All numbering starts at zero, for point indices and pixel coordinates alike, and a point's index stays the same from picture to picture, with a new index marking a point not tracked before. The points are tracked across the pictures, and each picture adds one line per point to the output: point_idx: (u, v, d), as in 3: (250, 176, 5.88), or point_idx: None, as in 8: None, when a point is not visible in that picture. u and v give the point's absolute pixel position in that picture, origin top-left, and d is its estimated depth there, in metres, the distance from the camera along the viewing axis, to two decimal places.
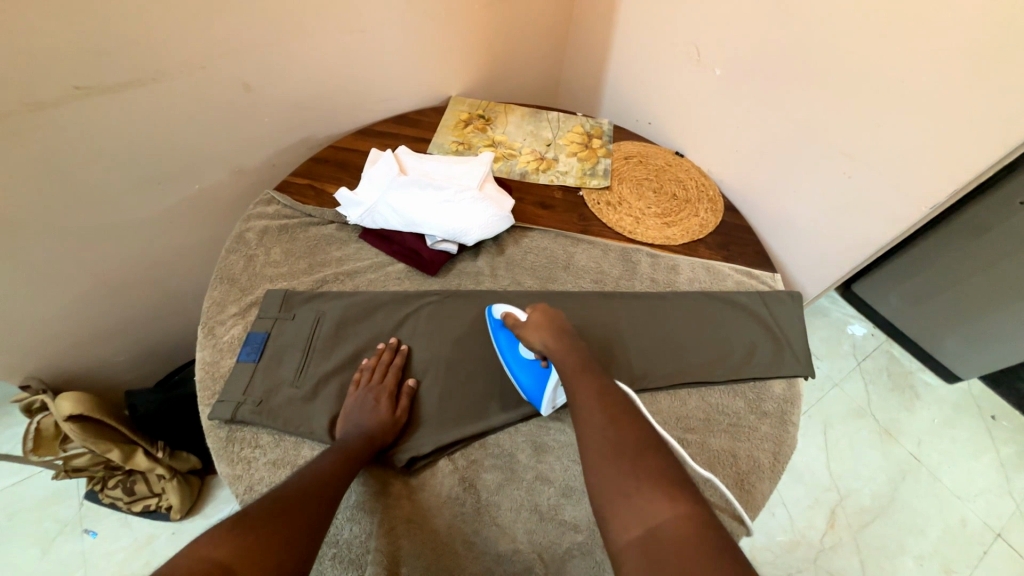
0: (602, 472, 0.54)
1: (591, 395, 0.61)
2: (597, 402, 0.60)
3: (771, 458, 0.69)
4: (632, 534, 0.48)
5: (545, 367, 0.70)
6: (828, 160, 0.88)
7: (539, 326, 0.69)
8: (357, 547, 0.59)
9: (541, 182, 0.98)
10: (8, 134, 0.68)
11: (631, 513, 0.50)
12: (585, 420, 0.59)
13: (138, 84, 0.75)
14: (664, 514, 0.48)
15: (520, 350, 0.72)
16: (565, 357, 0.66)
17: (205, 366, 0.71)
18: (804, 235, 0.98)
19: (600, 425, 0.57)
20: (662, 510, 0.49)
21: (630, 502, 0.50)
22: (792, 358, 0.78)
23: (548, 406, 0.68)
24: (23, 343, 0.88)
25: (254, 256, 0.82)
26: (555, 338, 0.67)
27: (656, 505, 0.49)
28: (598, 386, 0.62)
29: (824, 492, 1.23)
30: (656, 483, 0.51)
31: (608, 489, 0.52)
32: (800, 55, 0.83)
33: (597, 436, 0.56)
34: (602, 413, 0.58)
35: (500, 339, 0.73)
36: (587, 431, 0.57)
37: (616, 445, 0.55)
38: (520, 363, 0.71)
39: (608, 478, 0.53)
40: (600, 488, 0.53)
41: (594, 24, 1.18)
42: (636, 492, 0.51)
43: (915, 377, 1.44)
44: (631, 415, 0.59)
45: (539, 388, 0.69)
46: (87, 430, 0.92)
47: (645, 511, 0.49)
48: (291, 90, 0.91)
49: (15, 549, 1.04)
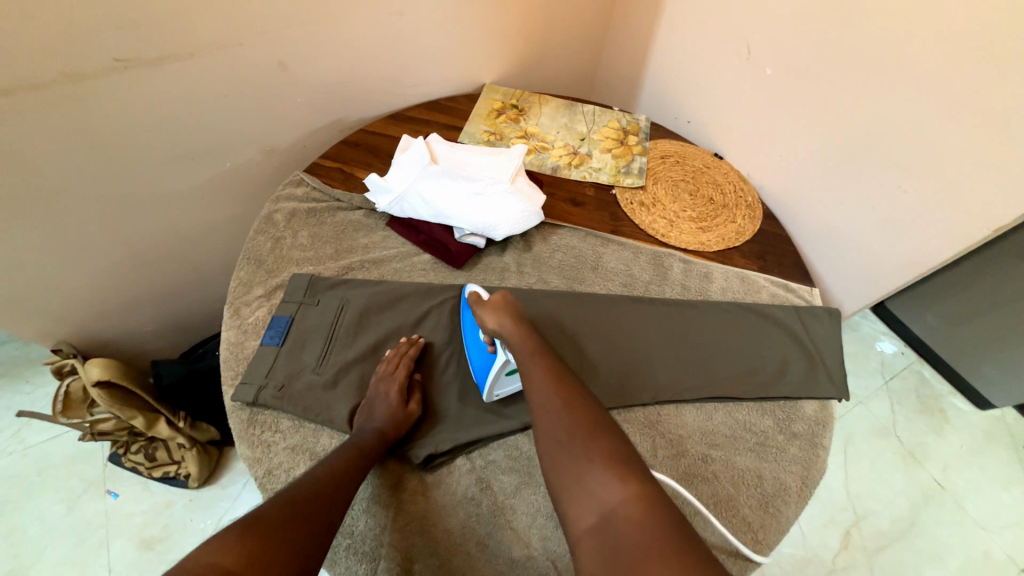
0: (556, 459, 0.53)
1: (544, 378, 0.58)
2: (550, 384, 0.57)
3: (798, 482, 0.67)
4: (588, 522, 0.48)
5: (491, 353, 0.67)
6: (884, 175, 0.82)
7: (497, 308, 0.67)
8: (371, 540, 0.59)
9: (573, 177, 0.95)
10: (50, 104, 0.69)
11: (584, 500, 0.49)
12: (539, 406, 0.56)
13: (176, 58, 0.75)
14: (617, 497, 0.48)
15: (477, 331, 0.70)
16: (520, 340, 0.63)
17: (230, 346, 0.71)
18: (848, 250, 0.93)
19: (552, 409, 0.55)
20: (614, 494, 0.48)
21: (584, 488, 0.50)
22: (827, 379, 0.75)
23: (488, 394, 0.67)
24: (57, 309, 0.90)
25: (281, 238, 0.82)
26: (513, 321, 0.65)
27: (609, 488, 0.49)
28: (550, 365, 0.60)
29: (841, 511, 1.20)
30: (607, 465, 0.50)
31: (562, 475, 0.52)
32: (861, 58, 0.78)
33: (551, 421, 0.55)
34: (553, 395, 0.56)
35: (466, 318, 0.73)
36: (540, 418, 0.56)
37: (569, 428, 0.53)
38: (474, 343, 0.70)
39: (562, 464, 0.52)
40: (556, 477, 0.52)
41: (637, 13, 1.13)
42: (589, 474, 0.50)
43: (945, 401, 1.37)
44: (582, 396, 0.57)
45: (484, 372, 0.67)
46: (113, 396, 0.94)
47: (598, 496, 0.49)
48: (325, 71, 0.90)
49: (43, 504, 1.08)
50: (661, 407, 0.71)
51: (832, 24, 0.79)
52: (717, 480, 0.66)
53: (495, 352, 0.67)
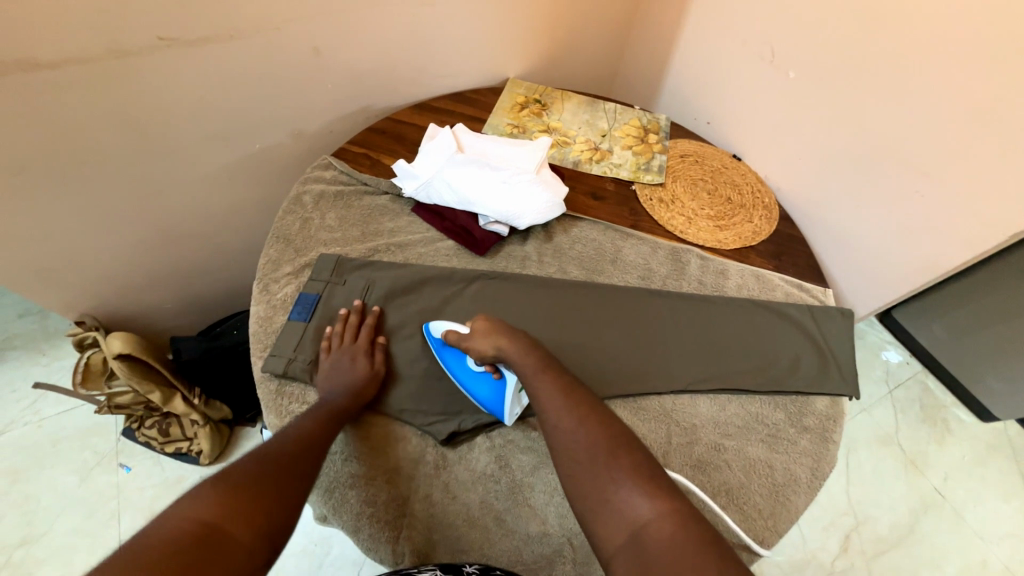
0: (579, 480, 0.52)
1: (555, 395, 0.58)
2: (563, 399, 0.58)
3: (808, 473, 0.68)
4: (619, 540, 0.47)
5: (498, 379, 0.67)
6: (902, 179, 0.84)
7: (486, 333, 0.66)
8: (393, 509, 0.62)
9: (594, 172, 0.97)
10: (91, 79, 0.71)
11: (613, 518, 0.49)
12: (555, 424, 0.56)
13: (216, 40, 0.76)
14: (646, 513, 0.48)
15: (469, 368, 0.68)
16: (519, 356, 0.63)
17: (259, 320, 0.73)
18: (863, 254, 0.95)
19: (570, 428, 0.55)
20: (643, 510, 0.48)
21: (610, 506, 0.49)
22: (838, 376, 0.76)
23: (509, 416, 0.66)
24: (84, 280, 0.92)
25: (309, 219, 0.84)
26: (508, 339, 0.64)
27: (638, 505, 0.48)
28: (559, 381, 0.60)
29: (841, 516, 1.21)
30: (632, 480, 0.50)
31: (586, 495, 0.51)
32: (886, 65, 0.79)
33: (570, 441, 0.55)
34: (569, 413, 0.56)
35: (448, 360, 0.69)
36: (559, 437, 0.55)
37: (589, 446, 0.54)
38: (472, 378, 0.68)
39: (587, 483, 0.52)
40: (581, 497, 0.51)
41: (662, 14, 1.15)
42: (614, 490, 0.50)
43: (947, 412, 1.38)
44: (599, 411, 0.57)
45: (499, 399, 0.67)
46: (133, 369, 0.97)
47: (627, 513, 0.48)
48: (356, 59, 0.92)
49: (56, 474, 1.10)
50: (675, 396, 0.73)
51: (858, 31, 0.81)
52: (728, 468, 0.67)
53: (503, 376, 0.67)
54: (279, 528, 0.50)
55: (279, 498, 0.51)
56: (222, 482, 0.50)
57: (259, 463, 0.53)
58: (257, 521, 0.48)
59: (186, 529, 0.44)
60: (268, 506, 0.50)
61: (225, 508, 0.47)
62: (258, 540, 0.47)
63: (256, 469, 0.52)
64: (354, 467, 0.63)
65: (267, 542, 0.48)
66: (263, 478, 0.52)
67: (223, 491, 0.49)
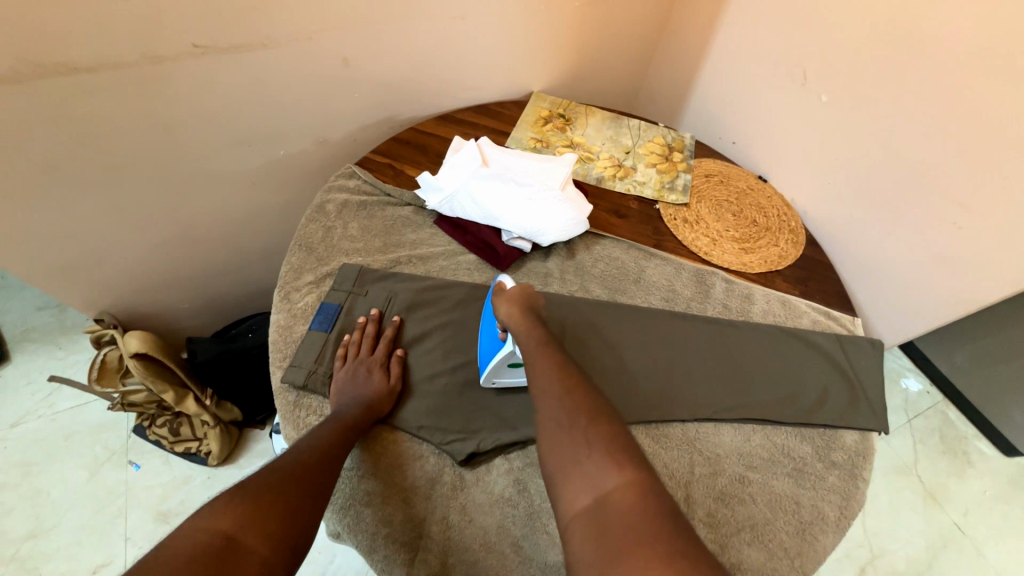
0: (552, 443, 0.52)
1: (546, 364, 0.59)
2: (552, 370, 0.58)
3: (836, 511, 0.66)
4: (581, 504, 0.48)
5: (500, 340, 0.68)
6: (938, 208, 0.82)
7: (513, 299, 0.69)
8: (409, 530, 0.60)
9: (617, 189, 0.96)
10: (126, 82, 0.71)
11: (579, 483, 0.49)
12: (542, 389, 0.56)
13: (248, 48, 0.77)
14: (612, 482, 0.47)
15: (494, 319, 0.72)
16: (528, 332, 0.64)
17: (279, 329, 0.73)
18: (892, 282, 0.93)
19: (555, 394, 0.55)
20: (609, 479, 0.48)
21: (579, 471, 0.49)
22: (868, 410, 0.74)
23: (486, 378, 0.69)
24: (104, 278, 0.93)
25: (332, 228, 0.83)
26: (518, 311, 0.66)
27: (605, 474, 0.48)
28: (552, 354, 0.61)
29: (857, 547, 1.17)
30: (603, 449, 0.50)
31: (557, 458, 0.51)
32: (926, 89, 0.77)
33: (553, 406, 0.54)
34: (558, 381, 0.57)
35: (487, 308, 0.74)
36: (543, 403, 0.55)
37: (570, 412, 0.53)
38: (490, 327, 0.71)
39: (560, 448, 0.52)
40: (551, 459, 0.51)
41: (690, 33, 1.14)
42: (585, 458, 0.50)
43: (969, 444, 1.33)
44: (586, 384, 0.57)
45: (488, 354, 0.69)
46: (148, 368, 0.97)
47: (594, 480, 0.48)
48: (384, 69, 0.92)
49: (67, 468, 1.10)
50: (698, 425, 0.71)
51: (895, 56, 0.79)
52: (753, 502, 0.65)
53: (505, 340, 0.68)
54: (298, 541, 0.49)
55: (299, 510, 0.51)
56: (239, 494, 0.49)
57: (276, 475, 0.52)
58: (276, 531, 0.48)
59: (205, 541, 0.44)
60: (293, 524, 0.49)
61: (242, 519, 0.47)
62: (277, 551, 0.47)
63: (276, 483, 0.51)
64: (369, 484, 0.62)
65: (287, 554, 0.47)
66: (286, 488, 0.51)
67: (242, 502, 0.48)
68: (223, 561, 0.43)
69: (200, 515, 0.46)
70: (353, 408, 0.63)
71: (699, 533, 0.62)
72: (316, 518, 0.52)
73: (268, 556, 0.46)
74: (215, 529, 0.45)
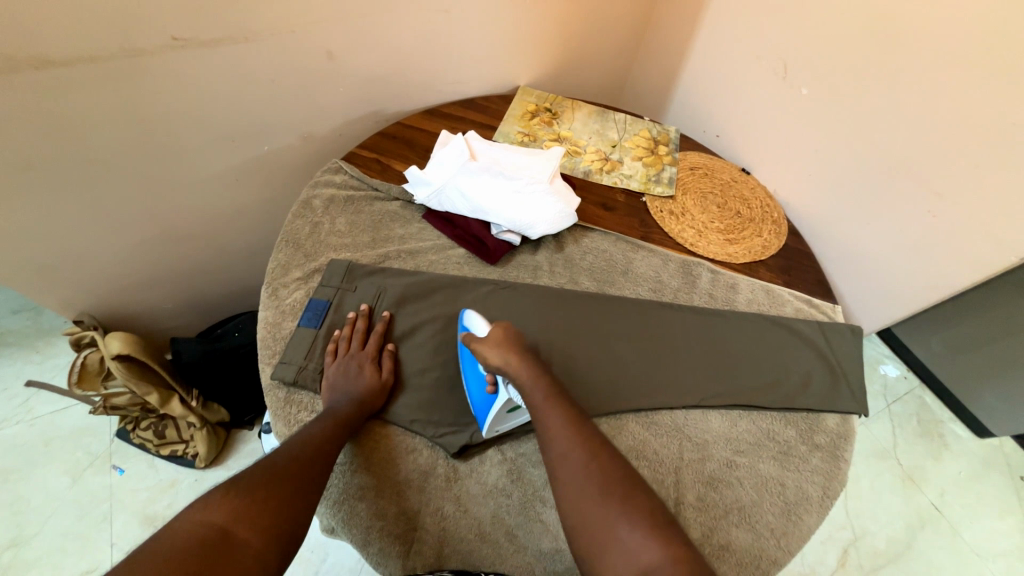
0: (582, 513, 0.54)
1: (562, 424, 0.60)
2: (573, 435, 0.59)
3: (820, 491, 0.68)
4: None
5: (491, 393, 0.66)
6: (913, 199, 0.85)
7: (497, 342, 0.65)
8: (404, 523, 0.61)
9: (605, 182, 0.97)
10: (105, 76, 0.70)
11: (621, 560, 0.50)
12: (562, 457, 0.58)
13: (231, 41, 0.75)
14: (654, 558, 0.50)
15: (474, 368, 0.68)
16: (532, 382, 0.63)
17: (267, 325, 0.72)
18: (871, 271, 0.96)
19: (579, 461, 0.57)
20: (653, 554, 0.50)
21: (617, 546, 0.51)
22: (848, 394, 0.77)
23: (489, 430, 0.65)
24: (83, 279, 0.90)
25: (319, 223, 0.83)
26: (518, 360, 0.64)
27: (647, 547, 0.50)
28: (567, 413, 0.61)
29: (840, 530, 1.20)
30: (641, 522, 0.52)
31: (594, 533, 0.52)
32: (903, 80, 0.79)
33: (580, 476, 0.56)
34: (581, 447, 0.58)
35: (462, 354, 0.70)
36: (566, 473, 0.57)
37: (599, 482, 0.55)
38: (473, 378, 0.68)
39: (591, 520, 0.53)
40: (586, 534, 0.53)
41: (674, 27, 1.16)
42: (624, 530, 0.52)
43: (944, 427, 1.38)
44: (606, 447, 0.59)
45: (483, 409, 0.66)
46: (131, 370, 0.94)
47: (635, 556, 0.50)
48: (369, 63, 0.91)
49: (47, 474, 1.07)
50: (687, 412, 0.72)
51: (873, 51, 0.81)
52: (740, 485, 0.67)
53: (496, 393, 0.65)
54: (292, 535, 0.49)
55: (294, 504, 0.51)
56: (236, 488, 0.49)
57: (269, 471, 0.52)
58: (271, 527, 0.48)
59: (202, 536, 0.44)
60: (289, 514, 0.50)
61: (238, 514, 0.47)
62: (272, 544, 0.47)
63: (270, 476, 0.51)
64: (362, 478, 0.62)
65: (283, 547, 0.48)
66: (280, 484, 0.51)
67: (237, 497, 0.48)
68: (218, 556, 0.44)
69: (195, 509, 0.47)
70: (345, 404, 0.63)
71: (690, 517, 0.64)
72: (310, 511, 0.52)
73: (262, 551, 0.46)
74: (212, 522, 0.46)
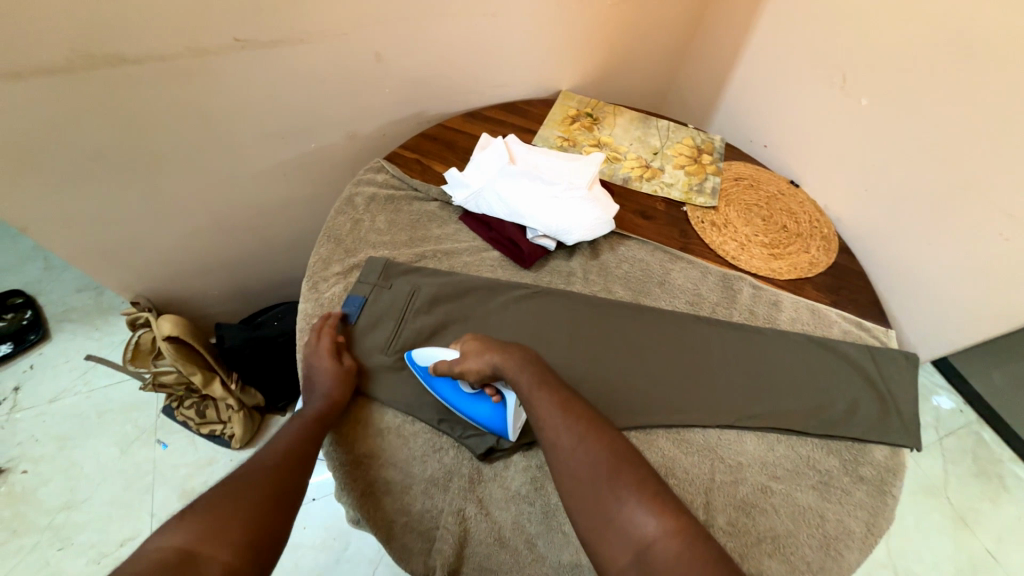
0: (578, 496, 0.53)
1: (552, 408, 0.58)
2: (561, 417, 0.58)
3: (863, 528, 0.64)
4: (622, 562, 0.49)
5: (498, 402, 0.66)
6: (984, 218, 0.78)
7: (476, 351, 0.65)
8: (428, 520, 0.62)
9: (643, 190, 0.95)
10: (171, 73, 0.74)
11: (619, 538, 0.50)
12: (555, 445, 0.56)
13: (286, 42, 0.79)
14: (652, 531, 0.49)
15: (459, 394, 0.67)
16: (516, 372, 0.61)
17: (307, 317, 0.75)
18: (928, 296, 0.90)
19: (568, 448, 0.56)
20: (650, 526, 0.50)
21: (614, 524, 0.51)
22: (899, 425, 0.72)
23: (513, 430, 0.65)
24: (142, 263, 0.97)
25: (360, 220, 0.85)
26: (503, 355, 0.63)
27: (644, 520, 0.50)
28: (556, 398, 0.59)
29: (880, 568, 1.13)
30: (636, 497, 0.52)
31: (590, 515, 0.52)
32: (981, 90, 0.73)
33: (570, 462, 0.55)
34: (569, 431, 0.57)
35: (439, 387, 0.67)
36: (559, 460, 0.56)
37: (591, 464, 0.54)
38: (469, 403, 0.66)
39: (588, 507, 0.52)
40: (584, 517, 0.52)
41: (725, 32, 1.12)
42: (619, 509, 0.51)
43: (1004, 467, 1.27)
44: (597, 425, 0.58)
45: (497, 419, 0.66)
46: (179, 351, 1.00)
47: (632, 533, 0.50)
48: (416, 65, 0.93)
49: (100, 444, 1.15)
50: (721, 431, 0.70)
51: (944, 59, 0.76)
52: (775, 513, 0.64)
53: (502, 399, 0.66)
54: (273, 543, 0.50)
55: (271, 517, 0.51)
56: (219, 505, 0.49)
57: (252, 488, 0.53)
58: (250, 541, 0.48)
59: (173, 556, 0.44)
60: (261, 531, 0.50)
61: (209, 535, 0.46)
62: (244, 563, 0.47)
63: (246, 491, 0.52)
64: (389, 472, 0.64)
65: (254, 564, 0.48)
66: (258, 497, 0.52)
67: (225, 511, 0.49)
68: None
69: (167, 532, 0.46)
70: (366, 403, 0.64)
71: (720, 540, 0.61)
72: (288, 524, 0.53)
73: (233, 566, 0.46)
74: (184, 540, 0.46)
